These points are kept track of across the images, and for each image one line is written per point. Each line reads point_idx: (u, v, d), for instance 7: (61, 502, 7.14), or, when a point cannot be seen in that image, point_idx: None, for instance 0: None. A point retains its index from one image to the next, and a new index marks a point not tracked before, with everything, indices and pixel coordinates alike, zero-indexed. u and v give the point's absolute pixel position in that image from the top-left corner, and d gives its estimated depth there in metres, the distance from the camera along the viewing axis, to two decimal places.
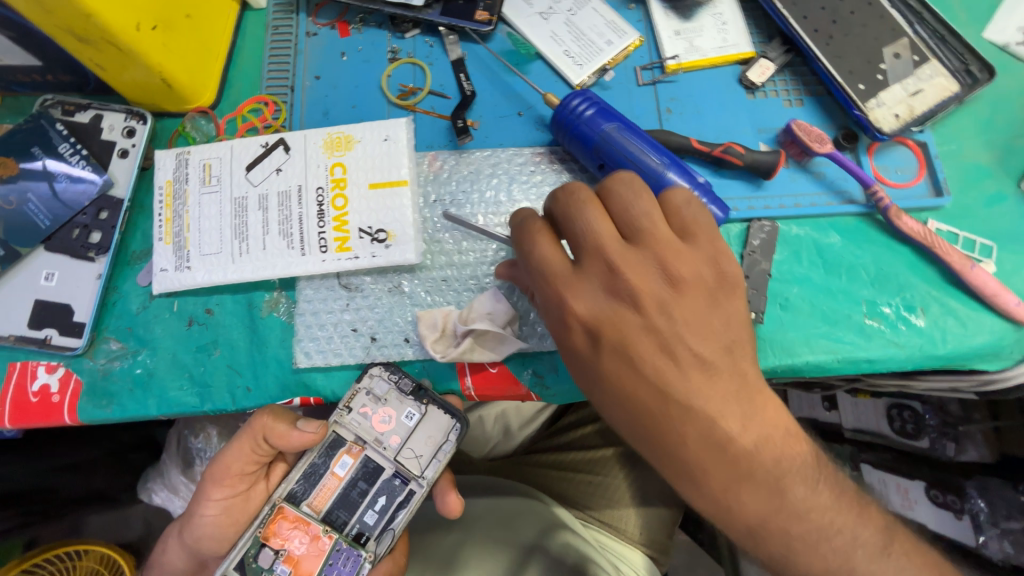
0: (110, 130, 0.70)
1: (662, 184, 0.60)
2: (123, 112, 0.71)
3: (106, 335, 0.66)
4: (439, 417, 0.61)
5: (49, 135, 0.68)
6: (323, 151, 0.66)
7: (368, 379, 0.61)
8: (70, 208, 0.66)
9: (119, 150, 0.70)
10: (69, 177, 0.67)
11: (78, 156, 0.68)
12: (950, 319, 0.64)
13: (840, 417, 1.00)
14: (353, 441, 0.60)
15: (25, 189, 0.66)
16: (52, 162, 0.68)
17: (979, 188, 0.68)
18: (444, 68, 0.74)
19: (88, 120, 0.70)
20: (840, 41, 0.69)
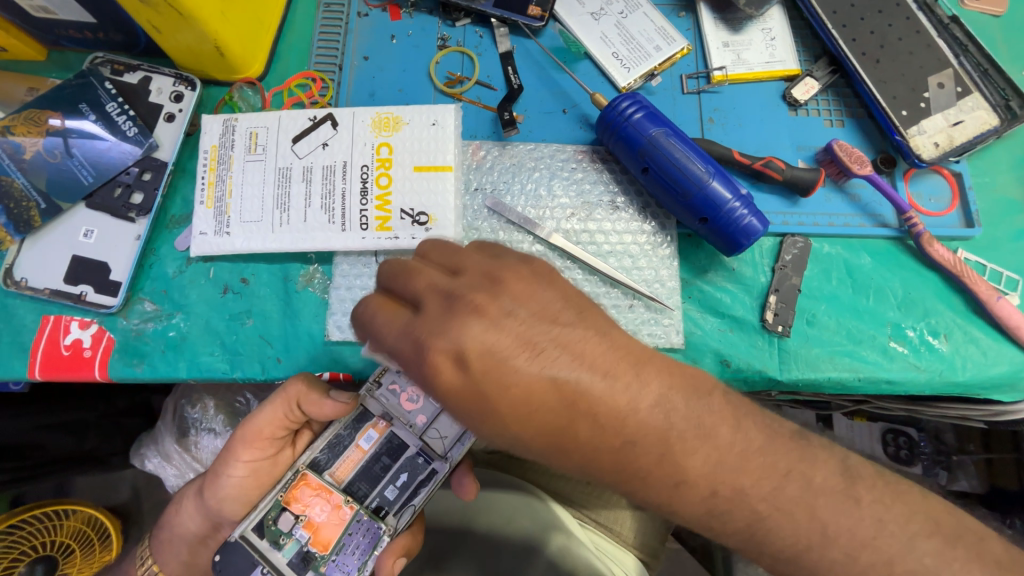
0: (158, 93, 0.71)
1: (705, 192, 0.60)
2: (172, 76, 0.71)
3: (140, 296, 0.67)
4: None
5: (98, 93, 0.69)
6: (371, 130, 0.66)
7: None
8: (112, 167, 0.67)
9: (165, 113, 0.70)
10: (114, 136, 0.67)
11: (124, 116, 0.68)
12: (973, 347, 0.65)
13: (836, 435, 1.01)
14: (381, 416, 0.61)
15: (69, 145, 0.66)
16: (98, 119, 0.68)
17: (1010, 222, 0.69)
18: (492, 60, 0.75)
19: (137, 81, 0.70)
20: (886, 65, 0.70)
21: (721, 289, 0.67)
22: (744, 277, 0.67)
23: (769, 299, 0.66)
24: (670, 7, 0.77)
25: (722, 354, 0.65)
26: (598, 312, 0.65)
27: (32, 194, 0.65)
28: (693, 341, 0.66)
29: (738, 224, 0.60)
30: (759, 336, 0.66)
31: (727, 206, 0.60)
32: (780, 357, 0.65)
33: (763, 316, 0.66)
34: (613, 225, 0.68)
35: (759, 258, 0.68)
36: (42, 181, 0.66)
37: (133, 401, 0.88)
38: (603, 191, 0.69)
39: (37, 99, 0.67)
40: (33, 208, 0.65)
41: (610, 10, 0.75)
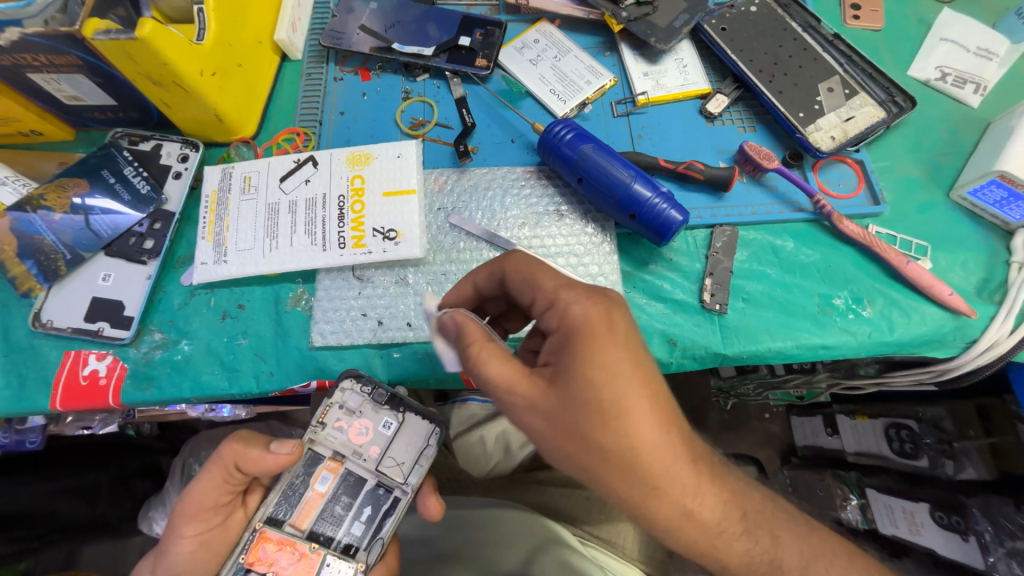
0: (168, 156, 0.83)
1: (630, 193, 0.70)
2: (179, 142, 0.84)
3: (150, 327, 0.76)
4: (412, 429, 0.69)
5: (118, 160, 0.81)
6: (346, 166, 0.78)
7: (341, 393, 0.69)
8: (128, 219, 0.78)
9: (173, 172, 0.82)
10: (130, 192, 0.79)
11: (139, 177, 0.81)
12: (895, 308, 0.72)
13: (842, 442, 1.15)
14: (332, 457, 0.68)
15: (91, 204, 0.78)
16: (117, 181, 0.80)
17: (913, 197, 0.78)
18: (449, 105, 0.88)
19: (150, 148, 0.83)
20: (781, 78, 0.82)
21: (662, 277, 0.75)
22: (681, 265, 0.76)
23: (705, 282, 0.74)
24: (597, 49, 0.91)
25: (668, 334, 0.72)
26: None
27: (59, 247, 0.76)
28: (641, 325, 0.73)
29: (662, 217, 0.69)
30: (700, 315, 0.73)
31: (651, 202, 0.69)
32: (721, 332, 0.72)
33: (701, 298, 0.73)
34: (559, 230, 0.77)
35: (694, 246, 0.77)
36: (68, 236, 0.76)
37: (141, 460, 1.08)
38: (549, 202, 0.79)
39: (66, 170, 0.80)
40: (60, 259, 0.76)
41: (545, 56, 0.90)
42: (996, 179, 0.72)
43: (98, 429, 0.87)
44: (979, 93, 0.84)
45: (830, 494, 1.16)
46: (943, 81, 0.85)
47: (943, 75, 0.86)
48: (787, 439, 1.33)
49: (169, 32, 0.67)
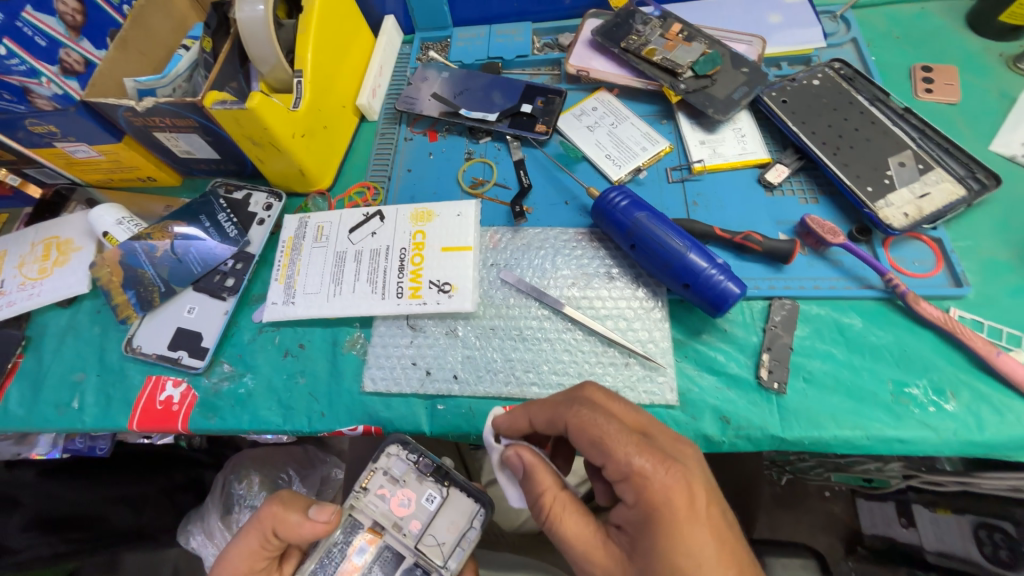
0: (255, 204, 0.93)
1: (684, 262, 0.70)
2: (266, 192, 0.94)
3: (222, 359, 0.82)
4: (456, 507, 0.72)
5: (214, 206, 0.92)
6: (409, 221, 0.84)
7: (386, 459, 0.75)
8: (216, 259, 0.87)
9: (258, 218, 0.92)
10: (220, 234, 0.89)
11: (230, 222, 0.90)
12: (984, 404, 0.65)
13: (921, 536, 1.05)
14: (370, 527, 0.72)
15: (188, 244, 0.88)
16: (211, 225, 0.90)
17: (1001, 281, 0.72)
18: (508, 166, 0.93)
19: (241, 197, 0.94)
20: (846, 151, 0.81)
21: (715, 348, 0.73)
22: (737, 337, 0.73)
23: (762, 357, 0.71)
24: (653, 117, 0.94)
25: (721, 410, 0.69)
26: (597, 368, 0.72)
27: (156, 280, 0.85)
28: (691, 398, 0.70)
29: (718, 289, 0.68)
30: (756, 392, 0.69)
31: (706, 273, 0.68)
32: (779, 413, 0.68)
33: (758, 374, 0.70)
34: (609, 293, 0.78)
35: (751, 318, 0.74)
36: (165, 271, 0.86)
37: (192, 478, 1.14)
38: (601, 264, 0.80)
39: (171, 213, 0.91)
40: (156, 291, 0.84)
41: (603, 124, 0.94)
42: None
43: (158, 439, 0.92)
44: None
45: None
46: None
47: None
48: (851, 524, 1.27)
49: (273, 103, 0.77)
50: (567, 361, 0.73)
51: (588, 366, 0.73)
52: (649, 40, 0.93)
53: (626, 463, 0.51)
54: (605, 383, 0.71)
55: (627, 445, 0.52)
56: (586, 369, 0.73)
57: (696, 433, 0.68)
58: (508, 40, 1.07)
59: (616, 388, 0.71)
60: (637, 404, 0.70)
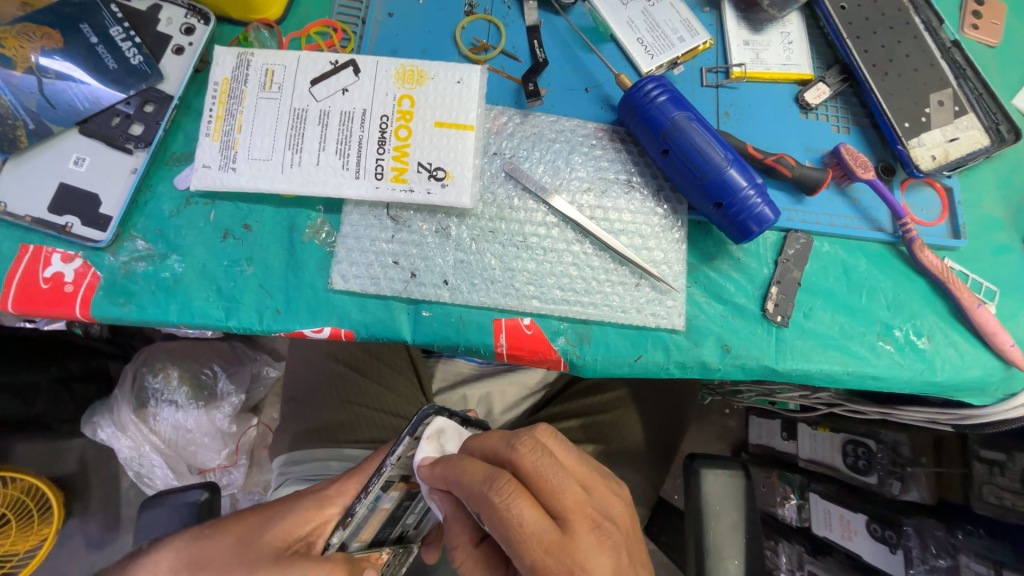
0: (168, 23, 0.67)
1: (722, 178, 0.62)
2: (184, 7, 0.67)
3: (132, 233, 0.63)
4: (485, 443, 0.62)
5: (102, 14, 0.64)
6: (393, 81, 0.65)
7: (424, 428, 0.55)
8: (112, 94, 0.63)
9: (174, 45, 0.66)
10: (116, 59, 0.63)
11: (129, 42, 0.64)
12: (951, 349, 0.69)
13: (797, 447, 1.19)
14: (405, 480, 0.59)
15: (64, 65, 0.62)
16: (100, 42, 0.63)
17: (990, 237, 0.74)
18: (519, 32, 0.75)
19: (146, 8, 0.66)
20: (893, 78, 0.74)
21: (726, 276, 0.69)
22: (748, 267, 0.69)
23: (771, 290, 0.68)
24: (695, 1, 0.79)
25: (723, 339, 0.67)
26: (605, 286, 0.66)
27: (20, 113, 0.61)
28: (696, 325, 0.67)
29: (751, 213, 0.62)
30: (759, 324, 0.68)
31: (743, 193, 0.61)
32: (777, 346, 0.68)
33: (764, 306, 0.68)
34: (627, 204, 0.69)
35: (764, 250, 0.70)
36: (32, 101, 0.61)
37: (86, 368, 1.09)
38: (620, 170, 0.70)
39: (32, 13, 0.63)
40: (20, 127, 0.61)
41: None
42: None
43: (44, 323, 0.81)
44: None
45: (772, 492, 1.21)
46: None
47: None
48: (740, 434, 1.40)
49: None
50: (575, 276, 0.65)
51: (597, 284, 0.66)
52: None
53: (535, 562, 0.45)
54: (612, 302, 0.66)
55: (539, 541, 0.46)
56: (595, 286, 0.66)
57: (695, 359, 0.67)
58: None
59: (623, 309, 0.66)
60: (643, 326, 0.66)
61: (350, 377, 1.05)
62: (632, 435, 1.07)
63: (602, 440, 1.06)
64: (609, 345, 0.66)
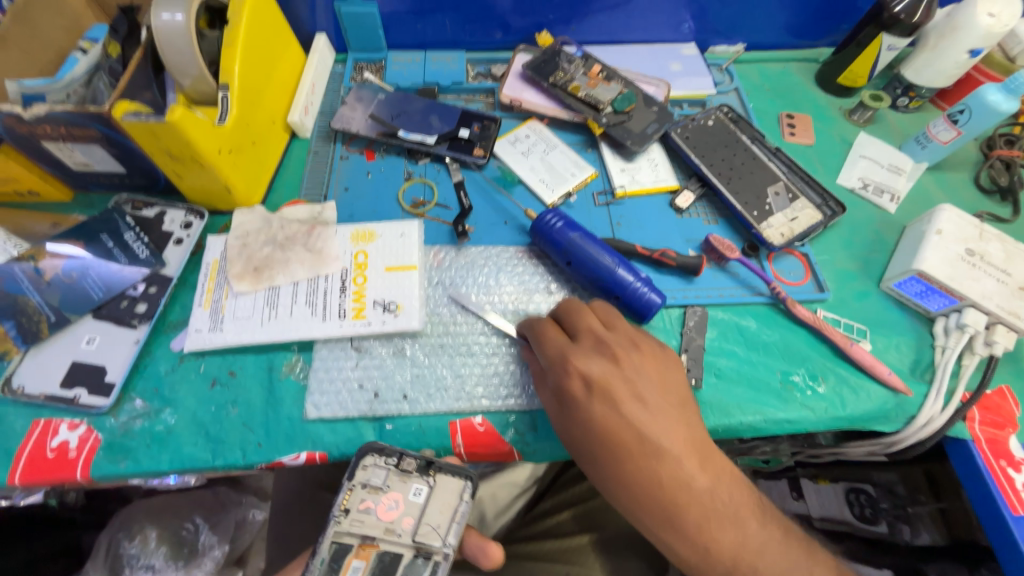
0: (170, 222, 0.85)
1: (613, 277, 0.79)
2: (184, 209, 0.87)
3: (132, 395, 0.73)
4: (445, 484, 0.69)
5: (118, 225, 0.83)
6: (351, 242, 0.84)
7: (363, 471, 0.68)
8: (123, 282, 0.78)
9: (174, 238, 0.84)
10: (126, 257, 0.80)
11: (139, 242, 0.82)
12: (845, 385, 0.81)
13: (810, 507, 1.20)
14: (359, 543, 0.66)
15: (84, 266, 0.78)
16: (114, 244, 0.81)
17: (850, 287, 0.92)
18: (448, 187, 0.97)
19: (153, 214, 0.86)
20: (736, 181, 0.97)
21: None
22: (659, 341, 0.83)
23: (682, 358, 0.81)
24: (579, 146, 1.04)
25: None
26: None
27: (43, 309, 0.75)
28: None
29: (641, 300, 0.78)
30: None
31: (631, 286, 0.78)
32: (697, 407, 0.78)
33: None
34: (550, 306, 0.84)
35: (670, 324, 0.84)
36: (55, 297, 0.75)
37: (55, 547, 1.04)
38: (540, 280, 0.86)
39: (62, 231, 0.80)
40: (42, 321, 0.74)
41: (536, 150, 1.02)
42: (915, 276, 0.85)
43: (22, 499, 0.86)
44: (894, 202, 1.01)
45: None
46: (864, 190, 1.03)
47: (864, 185, 1.03)
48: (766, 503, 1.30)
49: (196, 116, 0.74)
50: (515, 372, 0.77)
51: None
52: (574, 77, 1.04)
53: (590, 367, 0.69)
54: None
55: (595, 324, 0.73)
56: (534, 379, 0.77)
57: None
58: (443, 66, 1.12)
59: None
60: None
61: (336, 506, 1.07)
62: (626, 519, 1.08)
63: (597, 527, 1.05)
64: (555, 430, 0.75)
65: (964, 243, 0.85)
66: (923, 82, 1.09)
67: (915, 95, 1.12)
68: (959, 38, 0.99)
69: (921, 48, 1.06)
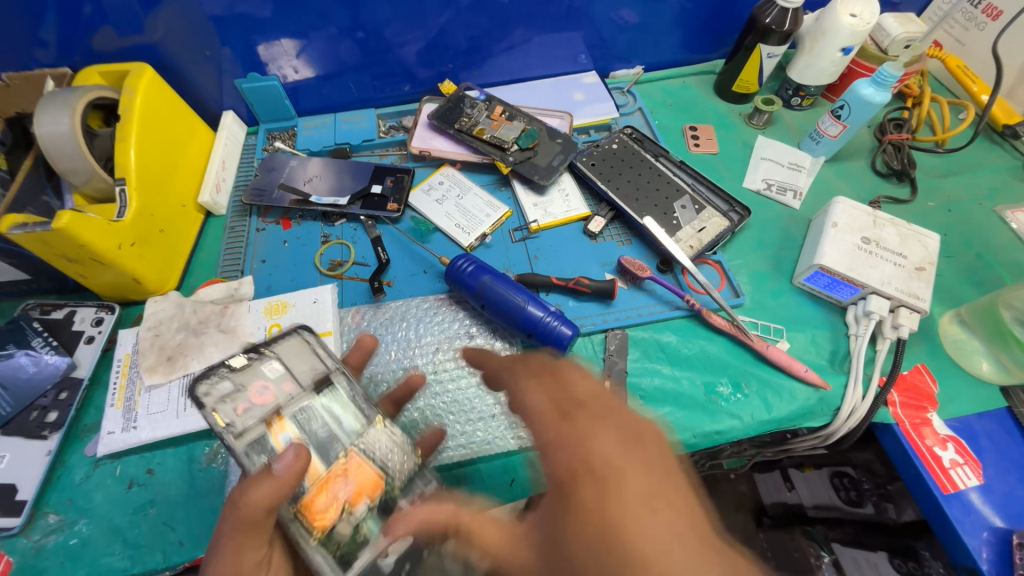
0: (82, 321, 0.85)
1: (524, 315, 0.80)
2: (94, 306, 0.86)
3: (45, 509, 0.71)
4: (290, 343, 0.65)
5: (25, 332, 0.80)
6: (264, 316, 0.84)
7: (203, 384, 0.58)
8: (32, 391, 0.76)
9: (86, 337, 0.83)
10: (34, 364, 0.78)
11: (48, 345, 0.80)
12: (767, 389, 0.82)
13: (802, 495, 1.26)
14: (264, 421, 0.58)
15: None
16: (21, 352, 0.78)
17: (765, 286, 0.94)
18: (365, 244, 0.98)
19: (62, 315, 0.84)
20: (643, 200, 1.00)
21: None
22: None
23: (605, 384, 0.82)
24: (492, 185, 1.07)
25: None
26: (467, 427, 0.78)
27: None
28: None
29: (553, 335, 0.79)
30: None
31: (543, 322, 0.79)
32: None
33: None
34: (471, 352, 0.84)
35: (593, 351, 0.86)
36: None
37: None
38: (460, 326, 0.87)
39: None
40: None
41: (449, 196, 1.04)
42: (818, 270, 0.88)
43: None
44: (797, 198, 1.05)
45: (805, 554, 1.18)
46: (769, 190, 1.07)
47: (768, 185, 1.07)
48: (754, 498, 1.34)
49: (88, 219, 0.74)
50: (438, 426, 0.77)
51: (459, 427, 0.77)
52: (477, 121, 1.08)
53: None
54: (478, 439, 0.77)
55: None
56: (458, 430, 0.77)
57: None
58: (353, 126, 1.15)
59: (487, 442, 0.76)
60: (510, 452, 0.76)
61: None
62: None
63: None
64: (484, 480, 0.75)
65: (860, 232, 0.89)
66: (809, 83, 1.15)
67: (805, 94, 1.18)
68: (829, 40, 1.05)
69: (801, 51, 1.12)
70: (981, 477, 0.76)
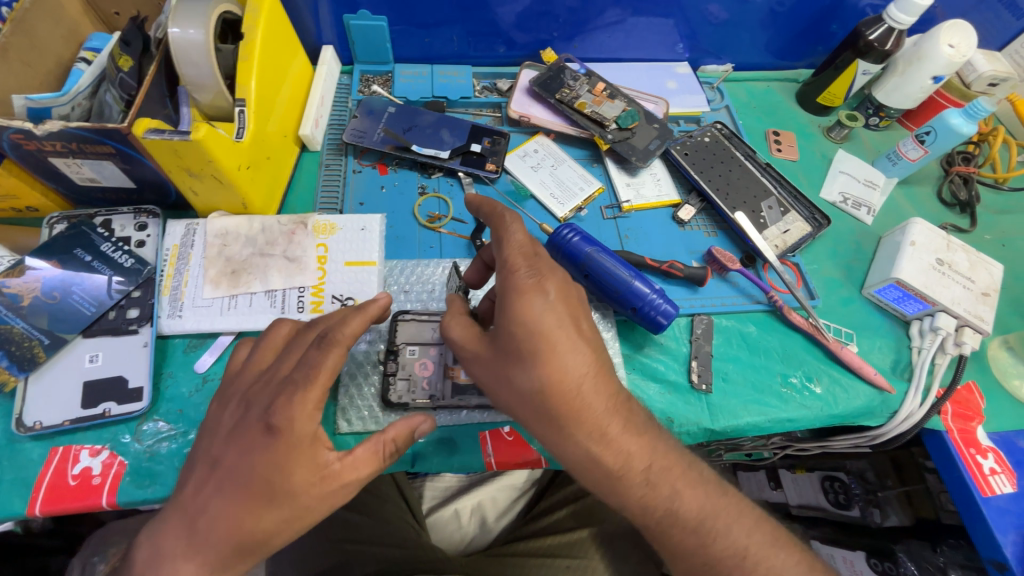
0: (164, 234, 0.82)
1: (630, 289, 0.83)
2: (183, 226, 0.83)
3: (155, 416, 0.73)
4: (403, 327, 0.81)
5: (90, 238, 0.79)
6: (312, 235, 0.85)
7: (392, 393, 0.76)
8: (113, 295, 0.76)
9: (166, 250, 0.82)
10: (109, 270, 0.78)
11: (119, 251, 0.79)
12: (837, 385, 0.88)
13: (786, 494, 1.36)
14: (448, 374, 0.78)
15: (68, 285, 0.75)
16: (93, 258, 0.78)
17: (837, 293, 1.00)
18: (461, 202, 0.99)
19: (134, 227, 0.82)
20: (732, 194, 1.03)
21: (656, 359, 0.87)
22: (670, 348, 0.89)
23: (692, 364, 0.87)
24: (586, 160, 1.09)
25: (667, 412, 0.83)
26: None
27: (35, 333, 0.72)
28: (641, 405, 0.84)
29: (658, 311, 0.83)
30: (690, 394, 0.85)
31: (648, 297, 0.83)
32: (709, 411, 0.84)
33: (691, 378, 0.86)
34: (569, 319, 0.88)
35: (679, 333, 0.90)
36: (42, 320, 0.73)
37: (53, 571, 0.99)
38: None
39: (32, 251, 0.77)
40: (36, 345, 0.71)
41: (544, 164, 1.05)
42: (893, 283, 0.94)
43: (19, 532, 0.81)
44: (870, 214, 1.11)
45: None
46: (844, 204, 1.12)
47: (845, 199, 1.12)
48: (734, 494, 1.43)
49: (219, 134, 0.72)
50: None
51: None
52: (579, 94, 1.08)
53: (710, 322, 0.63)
54: None
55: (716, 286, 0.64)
56: None
57: None
58: (450, 81, 1.13)
59: None
60: None
61: (348, 519, 1.06)
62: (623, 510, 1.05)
63: (596, 521, 1.04)
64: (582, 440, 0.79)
65: (935, 253, 0.95)
66: (892, 104, 1.19)
67: (884, 115, 1.23)
68: (923, 66, 1.08)
69: (892, 72, 1.16)
70: (1014, 486, 0.84)
